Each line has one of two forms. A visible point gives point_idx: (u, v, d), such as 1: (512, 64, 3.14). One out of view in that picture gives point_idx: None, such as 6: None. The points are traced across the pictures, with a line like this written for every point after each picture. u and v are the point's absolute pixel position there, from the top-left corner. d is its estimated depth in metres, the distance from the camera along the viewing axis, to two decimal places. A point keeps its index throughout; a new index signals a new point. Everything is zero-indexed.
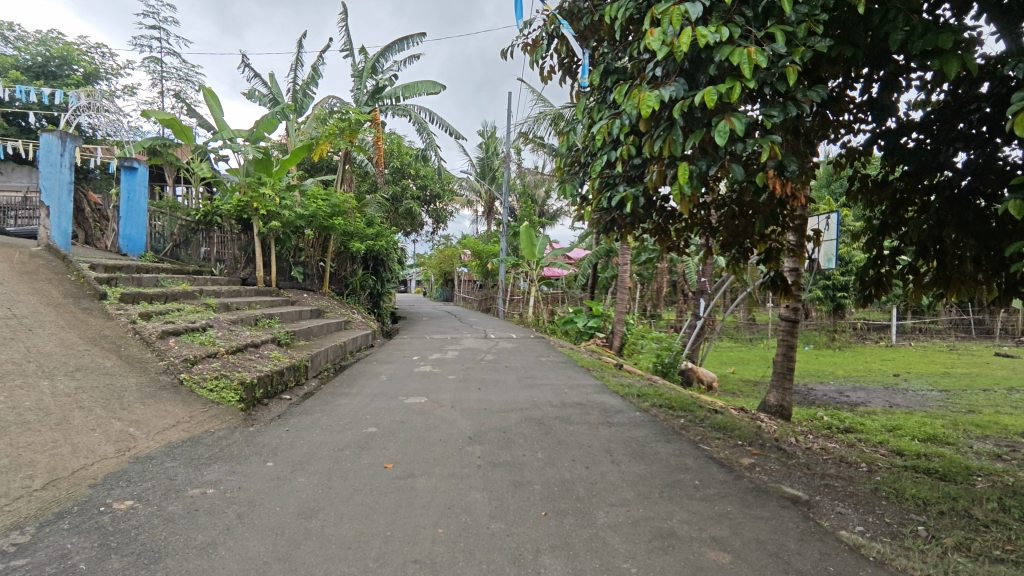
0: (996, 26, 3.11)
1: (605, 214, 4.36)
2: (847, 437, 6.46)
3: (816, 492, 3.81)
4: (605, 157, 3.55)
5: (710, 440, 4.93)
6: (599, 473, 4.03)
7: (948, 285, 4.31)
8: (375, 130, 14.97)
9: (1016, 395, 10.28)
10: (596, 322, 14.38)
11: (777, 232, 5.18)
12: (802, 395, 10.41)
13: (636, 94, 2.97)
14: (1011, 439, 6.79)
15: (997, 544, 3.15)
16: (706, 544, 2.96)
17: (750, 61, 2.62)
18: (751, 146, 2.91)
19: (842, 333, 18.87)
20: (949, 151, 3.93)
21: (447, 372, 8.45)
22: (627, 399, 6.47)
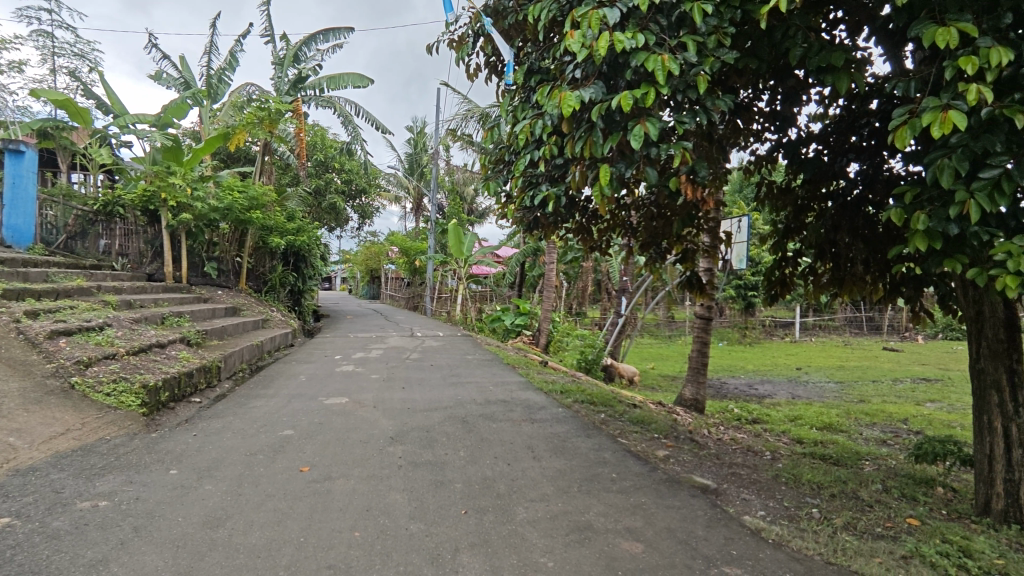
0: (883, 48, 3.40)
1: (529, 213, 4.38)
2: (754, 427, 6.88)
3: (723, 481, 4.02)
4: (528, 156, 3.58)
5: (628, 434, 5.09)
6: (520, 469, 4.07)
7: (843, 285, 4.66)
8: (296, 121, 14.36)
9: (899, 385, 11.34)
10: (524, 320, 14.52)
11: (693, 233, 5.41)
12: (716, 388, 10.98)
13: (558, 94, 3.01)
14: (894, 425, 7.49)
15: (879, 522, 3.46)
16: (620, 535, 3.05)
17: (663, 68, 2.72)
18: (664, 151, 3.02)
19: (752, 330, 20.08)
20: (843, 161, 4.27)
21: (371, 372, 8.25)
22: (550, 396, 6.56)
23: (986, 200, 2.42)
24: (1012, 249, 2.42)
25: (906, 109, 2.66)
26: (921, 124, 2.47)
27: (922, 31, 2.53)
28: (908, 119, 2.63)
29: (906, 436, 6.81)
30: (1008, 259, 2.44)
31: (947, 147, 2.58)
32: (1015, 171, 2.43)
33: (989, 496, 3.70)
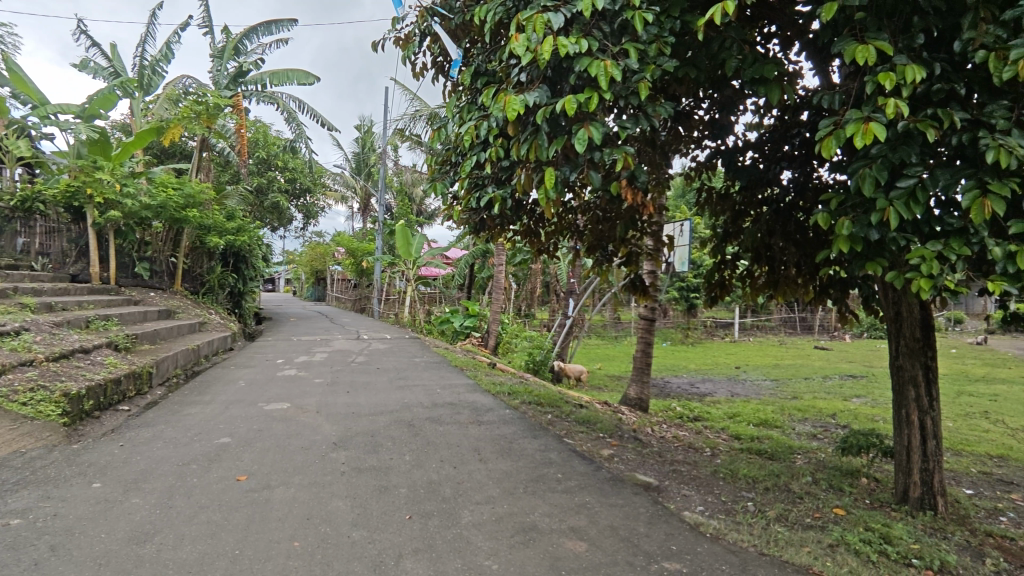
0: (813, 62, 3.58)
1: (476, 215, 4.36)
2: (695, 424, 7.10)
3: (665, 478, 4.12)
4: (474, 157, 3.57)
5: (574, 434, 5.15)
6: (466, 472, 4.04)
7: (777, 287, 4.88)
8: (236, 116, 13.80)
9: (829, 382, 11.97)
10: (473, 322, 14.49)
11: (637, 236, 5.52)
12: (660, 387, 11.28)
13: (503, 97, 3.03)
14: (823, 420, 7.89)
15: (808, 513, 3.64)
16: (564, 535, 3.09)
17: (606, 74, 2.77)
18: (607, 155, 3.07)
19: (694, 331, 20.77)
20: (777, 169, 4.49)
21: (315, 376, 8.02)
22: (498, 397, 6.56)
23: (902, 207, 2.59)
24: (925, 253, 2.60)
25: (831, 120, 2.80)
26: (845, 134, 2.61)
27: (845, 48, 2.67)
28: (834, 129, 2.77)
29: (835, 430, 7.18)
30: (921, 263, 2.60)
31: (868, 157, 2.74)
32: (927, 180, 2.61)
33: (908, 484, 3.95)
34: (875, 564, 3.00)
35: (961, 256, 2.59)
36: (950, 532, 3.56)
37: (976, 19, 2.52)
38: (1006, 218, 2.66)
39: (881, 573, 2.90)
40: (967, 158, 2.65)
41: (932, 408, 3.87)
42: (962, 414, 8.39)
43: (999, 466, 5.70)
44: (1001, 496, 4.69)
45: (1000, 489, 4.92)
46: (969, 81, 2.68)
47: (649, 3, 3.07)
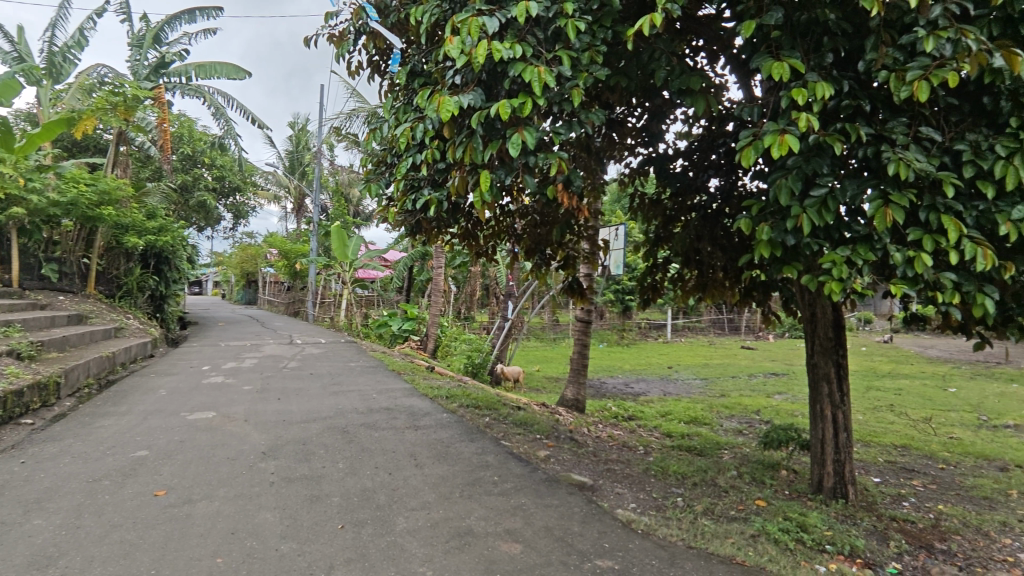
0: (736, 76, 3.76)
1: (412, 216, 4.30)
2: (629, 423, 7.29)
3: (600, 477, 4.21)
4: (410, 159, 3.52)
5: (511, 436, 5.17)
6: (402, 478, 3.98)
7: (705, 289, 5.09)
8: (157, 109, 12.88)
9: (753, 379, 12.60)
10: (411, 325, 14.29)
11: (573, 240, 5.60)
12: (596, 388, 11.53)
13: (437, 98, 3.01)
14: (749, 416, 8.29)
15: (733, 505, 3.82)
16: (500, 537, 3.09)
17: (539, 79, 2.80)
18: (541, 160, 3.10)
19: (629, 332, 21.38)
20: (705, 177, 4.69)
21: (244, 383, 7.67)
22: (435, 401, 6.51)
23: (815, 215, 2.76)
24: (836, 258, 2.77)
25: (750, 131, 2.95)
26: (763, 146, 2.76)
27: (762, 64, 2.83)
28: (753, 140, 2.92)
29: (758, 426, 7.57)
30: (833, 268, 2.78)
31: (784, 167, 2.90)
32: (838, 190, 2.79)
33: (822, 475, 4.20)
34: (793, 551, 3.19)
35: (867, 261, 2.78)
36: (859, 518, 3.82)
37: (879, 42, 2.71)
38: (906, 226, 2.88)
39: (798, 560, 3.09)
40: (871, 170, 2.85)
41: (844, 403, 4.14)
42: (870, 408, 9.04)
43: (903, 455, 6.17)
44: (904, 482, 5.08)
45: (903, 476, 5.32)
46: (873, 99, 2.89)
47: (581, 12, 3.13)
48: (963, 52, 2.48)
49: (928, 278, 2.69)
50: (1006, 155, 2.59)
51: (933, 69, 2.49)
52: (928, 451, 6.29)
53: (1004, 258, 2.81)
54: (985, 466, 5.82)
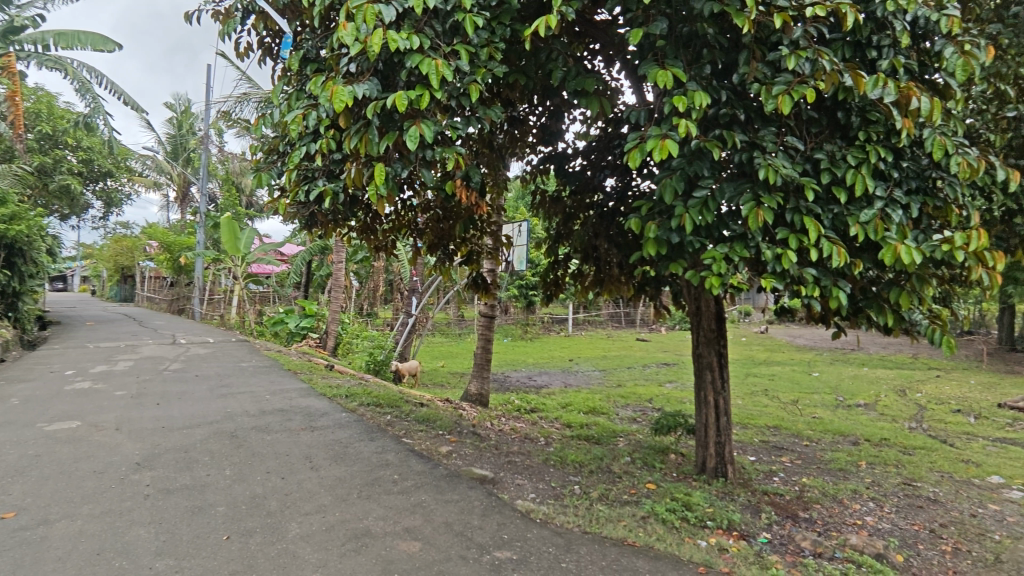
0: (630, 80, 3.94)
1: (305, 209, 4.06)
2: (532, 416, 7.44)
3: (500, 470, 4.26)
4: (302, 148, 3.36)
5: (413, 433, 5.10)
6: (295, 482, 3.80)
7: (603, 285, 5.30)
8: (8, 81, 11.19)
9: (647, 370, 13.29)
10: (309, 322, 13.65)
11: (477, 236, 5.59)
12: (500, 382, 11.64)
13: (330, 86, 2.89)
14: (642, 405, 8.75)
15: (626, 490, 4.02)
16: (398, 536, 3.04)
17: (437, 73, 2.77)
18: (439, 154, 3.08)
19: (533, 326, 21.81)
20: (601, 176, 4.88)
21: (115, 388, 6.96)
22: (333, 400, 6.28)
23: (696, 214, 2.96)
24: (715, 255, 2.99)
25: (638, 134, 3.10)
26: (647, 148, 2.90)
27: (649, 71, 2.98)
28: (640, 142, 3.06)
29: (651, 413, 8.02)
30: (713, 264, 3.00)
31: (669, 169, 3.08)
32: (716, 192, 3.01)
33: (705, 456, 4.53)
34: (677, 529, 3.43)
35: (742, 258, 3.02)
36: (737, 495, 4.16)
37: (751, 57, 2.95)
38: (775, 226, 3.16)
39: (682, 537, 3.32)
40: (745, 174, 3.10)
41: (724, 389, 4.47)
42: (749, 393, 9.84)
43: (774, 434, 6.79)
44: (775, 459, 5.59)
45: (774, 453, 5.86)
46: (747, 110, 3.13)
47: (480, 7, 3.14)
48: (820, 70, 2.76)
49: (793, 273, 2.98)
50: (856, 165, 2.92)
51: (795, 84, 2.76)
52: (795, 430, 6.97)
53: (854, 256, 3.17)
54: (840, 441, 6.55)
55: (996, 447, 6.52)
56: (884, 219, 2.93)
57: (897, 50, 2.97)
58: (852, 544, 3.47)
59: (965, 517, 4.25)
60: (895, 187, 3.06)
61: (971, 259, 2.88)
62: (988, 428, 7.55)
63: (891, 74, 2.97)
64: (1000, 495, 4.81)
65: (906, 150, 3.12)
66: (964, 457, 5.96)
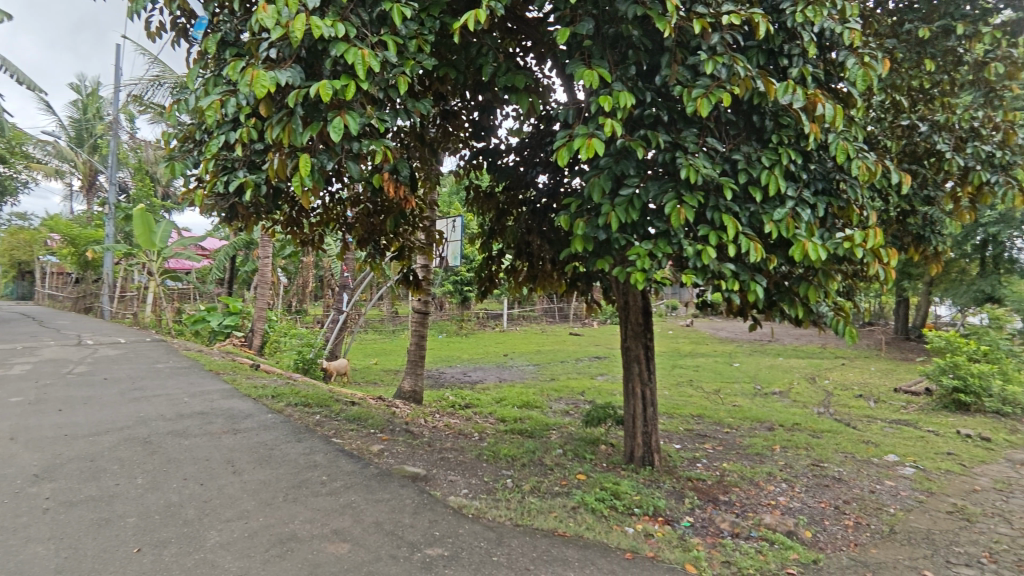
0: (560, 78, 3.99)
1: (224, 201, 3.85)
2: (466, 411, 7.43)
3: (433, 466, 4.23)
4: (221, 137, 3.18)
5: (343, 433, 4.98)
6: (215, 488, 3.62)
7: (536, 281, 5.35)
8: None
9: (580, 363, 13.58)
10: (234, 321, 13.02)
11: (408, 230, 5.50)
12: (434, 378, 11.56)
13: (249, 71, 2.76)
14: (575, 397, 8.94)
15: (557, 481, 4.10)
16: (326, 539, 2.96)
17: (363, 63, 2.70)
18: (366, 146, 3.01)
19: (468, 322, 21.79)
20: (533, 173, 4.93)
21: (10, 394, 6.35)
22: (258, 401, 6.02)
23: (622, 212, 3.06)
24: (640, 251, 3.09)
25: (566, 133, 3.15)
26: (575, 147, 2.95)
27: (577, 70, 3.03)
28: (568, 141, 3.12)
29: (583, 406, 8.21)
30: (638, 260, 3.10)
31: (596, 167, 3.16)
32: (642, 190, 3.11)
33: (633, 446, 4.68)
34: (606, 517, 3.53)
35: (665, 255, 3.14)
36: (662, 481, 4.33)
37: (672, 60, 3.06)
38: (696, 224, 3.30)
39: (611, 525, 3.42)
40: (668, 173, 3.22)
41: (650, 380, 4.63)
42: (676, 384, 10.26)
43: (698, 422, 7.11)
44: (698, 446, 5.86)
45: (697, 441, 6.14)
46: (670, 111, 3.24)
47: None
48: (735, 76, 2.90)
49: (713, 268, 3.11)
50: (770, 166, 3.08)
51: (713, 88, 2.88)
52: (717, 418, 7.33)
53: (768, 252, 3.36)
54: (757, 427, 6.94)
55: (893, 427, 7.13)
56: (795, 217, 3.12)
57: (805, 59, 3.16)
58: (766, 523, 3.70)
59: (865, 493, 4.62)
60: (804, 187, 3.27)
61: (869, 255, 3.11)
62: (886, 410, 8.23)
63: (801, 82, 3.17)
64: (894, 472, 5.27)
65: (814, 153, 3.33)
66: (864, 438, 6.47)
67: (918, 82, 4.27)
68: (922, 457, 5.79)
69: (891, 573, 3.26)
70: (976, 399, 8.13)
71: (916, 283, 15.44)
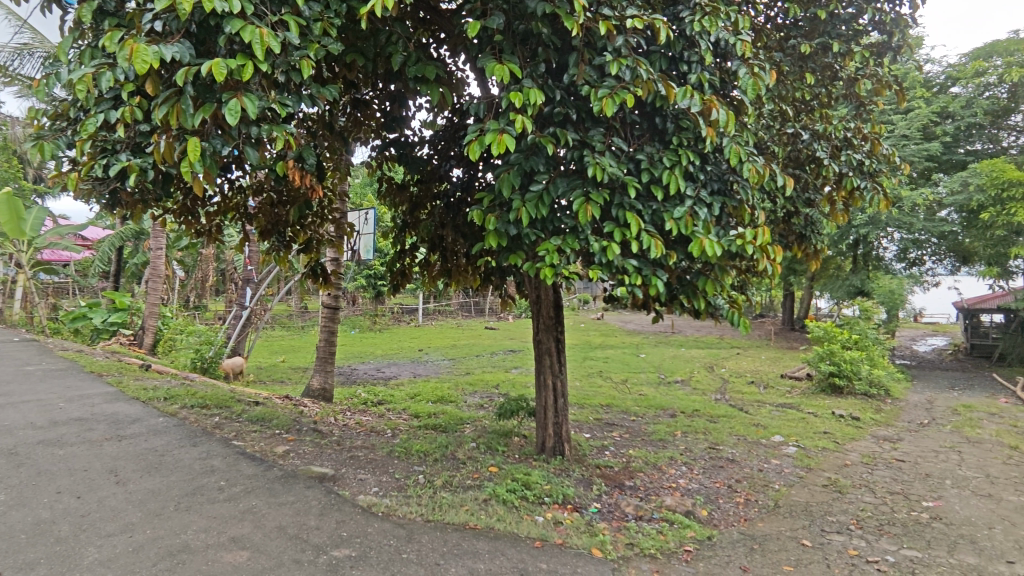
0: (473, 70, 3.98)
1: (103, 187, 3.49)
2: (378, 408, 7.27)
3: (341, 466, 4.11)
4: (100, 116, 2.90)
5: (245, 435, 4.71)
6: (95, 501, 3.31)
7: (451, 275, 5.32)
8: None
9: (495, 357, 13.70)
10: (121, 318, 11.91)
11: (316, 222, 5.28)
12: (345, 375, 11.21)
13: (129, 44, 2.52)
14: (489, 391, 9.00)
15: (469, 475, 4.11)
16: (222, 548, 2.80)
17: (261, 42, 2.55)
18: (265, 132, 2.84)
19: (382, 317, 21.33)
20: (447, 166, 4.89)
21: None
22: (148, 404, 5.56)
23: (532, 208, 3.10)
24: (549, 247, 3.16)
25: (477, 127, 3.15)
26: (485, 142, 2.96)
27: (487, 63, 3.04)
28: (478, 135, 3.12)
29: (497, 399, 8.29)
30: (547, 255, 3.16)
31: (507, 163, 3.20)
32: (551, 187, 3.18)
33: (544, 436, 4.78)
34: (517, 508, 3.59)
35: (573, 250, 3.23)
36: (573, 470, 4.45)
37: (580, 59, 3.15)
38: (602, 220, 3.41)
39: (521, 515, 3.48)
40: (577, 171, 3.30)
41: (561, 372, 4.75)
42: (587, 375, 10.58)
43: (607, 412, 7.39)
44: (607, 435, 6.08)
45: (606, 430, 6.36)
46: (578, 109, 3.33)
47: None
48: (638, 78, 3.03)
49: (617, 264, 3.23)
50: (670, 166, 3.24)
51: (618, 89, 2.99)
52: (624, 407, 7.64)
53: (669, 248, 3.52)
54: (661, 414, 7.32)
55: (779, 411, 7.77)
56: (693, 216, 3.30)
57: (703, 66, 3.34)
58: (667, 504, 3.92)
59: (755, 472, 5.01)
60: (701, 187, 3.47)
61: (758, 252, 3.35)
62: (774, 395, 8.95)
63: (699, 87, 3.35)
64: (780, 451, 5.75)
65: (710, 155, 3.53)
66: (755, 421, 7.00)
67: (800, 93, 4.65)
68: (803, 436, 6.36)
69: (775, 544, 3.55)
70: (848, 382, 9.01)
71: (801, 278, 16.84)
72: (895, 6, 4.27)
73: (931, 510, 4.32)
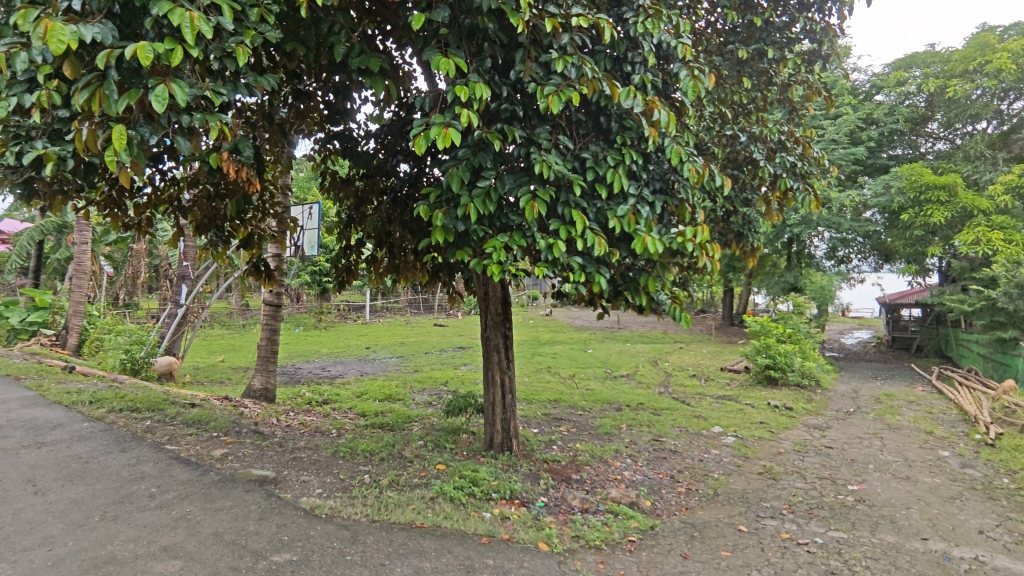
0: (419, 63, 3.93)
1: (18, 175, 3.24)
2: (323, 408, 7.09)
3: (283, 468, 3.99)
4: (12, 99, 2.69)
5: (179, 439, 4.50)
6: (9, 514, 3.08)
7: (399, 271, 5.25)
8: None
9: (444, 354, 13.63)
10: (41, 316, 11.13)
11: (256, 217, 5.08)
12: (289, 375, 10.89)
13: (43, 22, 2.35)
14: (438, 388, 8.94)
15: (416, 473, 4.07)
16: (153, 558, 2.67)
17: (191, 26, 2.42)
18: (197, 121, 2.70)
19: (327, 314, 20.83)
20: (394, 161, 4.80)
21: None
22: (71, 408, 5.22)
23: (480, 204, 3.10)
24: (496, 244, 3.15)
25: (422, 121, 3.10)
26: (431, 136, 2.93)
27: (433, 57, 3.00)
28: (424, 129, 3.08)
29: (445, 396, 8.24)
30: (494, 252, 3.15)
31: (455, 158, 3.17)
32: (498, 183, 3.18)
33: (493, 432, 4.79)
34: (464, 505, 3.58)
35: (520, 247, 3.24)
36: (520, 466, 4.47)
37: (526, 56, 3.16)
38: (548, 217, 3.43)
39: (468, 512, 3.47)
40: (525, 168, 3.31)
41: (509, 368, 4.76)
42: (536, 371, 10.67)
43: (555, 407, 7.47)
44: (554, 429, 6.14)
45: (554, 424, 6.44)
46: (524, 106, 3.33)
47: None
48: (583, 76, 3.06)
49: (563, 261, 3.27)
50: (614, 165, 3.30)
51: (563, 87, 3.01)
52: (572, 402, 7.75)
53: (613, 246, 3.58)
54: (607, 409, 7.46)
55: (719, 402, 8.07)
56: (636, 214, 3.38)
57: (646, 67, 3.42)
58: (612, 496, 4.00)
59: (696, 462, 5.18)
60: (644, 186, 3.55)
61: (697, 249, 3.45)
62: (714, 388, 9.29)
63: (642, 87, 3.42)
64: (719, 441, 5.97)
65: (652, 155, 3.62)
66: (696, 413, 7.24)
67: (738, 97, 4.82)
68: (741, 427, 6.62)
69: (714, 530, 3.69)
70: (782, 374, 9.45)
71: (740, 275, 17.54)
72: (825, 16, 4.52)
73: (856, 493, 4.59)
